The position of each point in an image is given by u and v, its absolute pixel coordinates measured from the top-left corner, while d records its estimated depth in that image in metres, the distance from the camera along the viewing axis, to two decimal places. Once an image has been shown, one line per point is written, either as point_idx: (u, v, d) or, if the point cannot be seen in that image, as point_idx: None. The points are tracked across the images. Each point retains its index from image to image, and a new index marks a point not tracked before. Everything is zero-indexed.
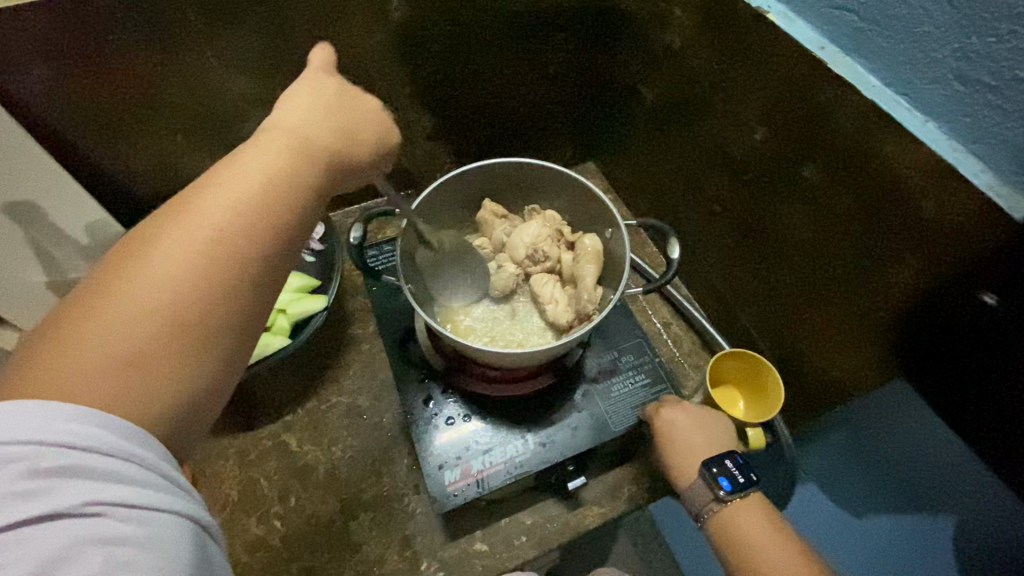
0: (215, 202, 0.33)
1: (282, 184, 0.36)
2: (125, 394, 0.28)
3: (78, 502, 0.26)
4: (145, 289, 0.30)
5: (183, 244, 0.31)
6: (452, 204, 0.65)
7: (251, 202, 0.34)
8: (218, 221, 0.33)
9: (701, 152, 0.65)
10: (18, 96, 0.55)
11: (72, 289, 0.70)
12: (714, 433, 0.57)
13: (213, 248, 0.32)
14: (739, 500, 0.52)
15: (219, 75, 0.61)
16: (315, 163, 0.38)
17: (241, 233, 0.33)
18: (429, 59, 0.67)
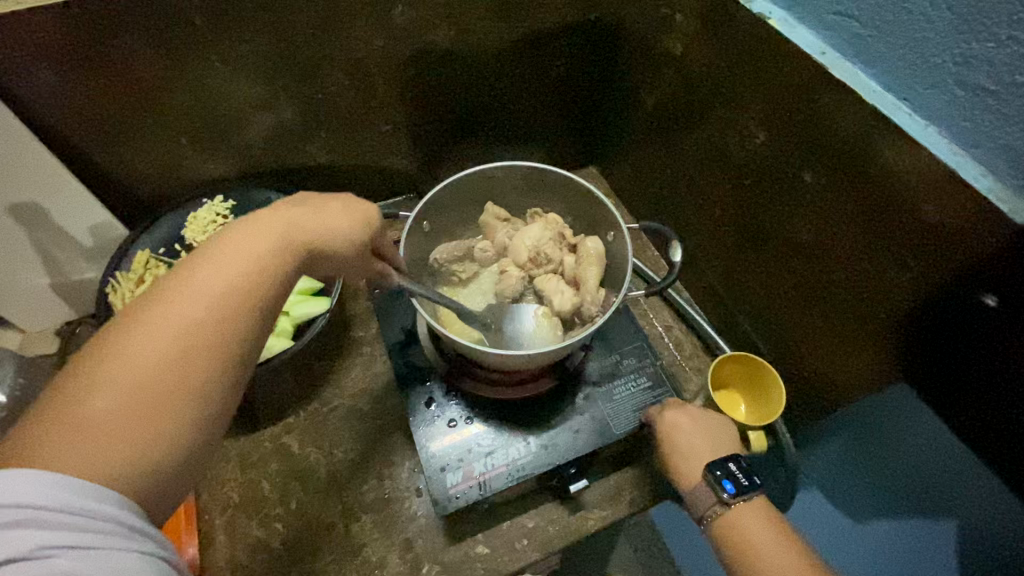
0: (202, 282, 0.35)
1: (268, 266, 0.38)
2: (95, 458, 0.29)
3: (34, 549, 0.26)
4: (137, 360, 0.32)
5: (172, 317, 0.34)
6: (455, 207, 0.65)
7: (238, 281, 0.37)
8: (199, 298, 0.35)
9: (702, 156, 0.66)
10: (24, 98, 0.55)
11: (75, 291, 0.71)
12: (717, 436, 0.57)
13: (193, 327, 0.34)
14: (743, 503, 0.52)
15: (223, 78, 0.61)
16: (301, 239, 0.40)
17: (218, 314, 0.35)
18: (432, 63, 0.68)
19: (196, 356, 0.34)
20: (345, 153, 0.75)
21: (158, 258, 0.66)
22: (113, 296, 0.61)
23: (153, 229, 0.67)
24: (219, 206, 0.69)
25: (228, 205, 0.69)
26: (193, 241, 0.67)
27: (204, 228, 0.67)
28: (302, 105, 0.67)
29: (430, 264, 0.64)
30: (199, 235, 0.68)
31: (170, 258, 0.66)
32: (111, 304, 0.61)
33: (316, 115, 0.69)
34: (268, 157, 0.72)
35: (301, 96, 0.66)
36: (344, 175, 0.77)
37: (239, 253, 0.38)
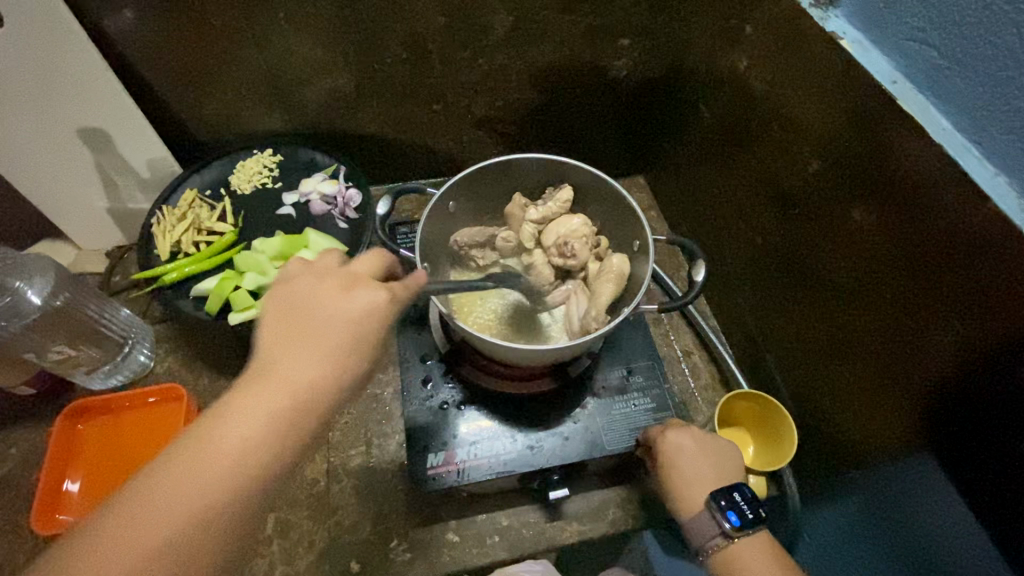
0: (158, 498, 0.32)
1: (255, 459, 0.34)
2: None
3: None
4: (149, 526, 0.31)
5: (191, 474, 0.33)
6: (486, 196, 0.64)
7: (258, 432, 0.35)
8: (174, 496, 0.32)
9: (750, 180, 0.62)
10: (108, 32, 0.60)
11: (127, 218, 0.75)
12: (721, 461, 0.52)
13: (203, 489, 0.33)
14: (747, 540, 0.47)
15: (287, 37, 0.64)
16: (341, 345, 0.38)
17: (191, 528, 0.32)
18: (488, 47, 0.67)
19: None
20: (392, 125, 0.76)
21: (203, 198, 0.70)
22: (156, 227, 0.66)
23: (204, 171, 0.72)
24: (266, 159, 0.73)
25: (275, 158, 0.73)
26: (238, 189, 0.71)
27: (249, 178, 0.71)
28: (359, 72, 0.69)
29: (451, 246, 0.62)
30: (244, 184, 0.71)
31: (213, 200, 0.70)
32: (153, 232, 0.66)
33: (371, 84, 0.70)
34: (320, 119, 0.74)
35: (359, 64, 0.68)
36: (388, 145, 0.79)
37: (270, 390, 0.36)
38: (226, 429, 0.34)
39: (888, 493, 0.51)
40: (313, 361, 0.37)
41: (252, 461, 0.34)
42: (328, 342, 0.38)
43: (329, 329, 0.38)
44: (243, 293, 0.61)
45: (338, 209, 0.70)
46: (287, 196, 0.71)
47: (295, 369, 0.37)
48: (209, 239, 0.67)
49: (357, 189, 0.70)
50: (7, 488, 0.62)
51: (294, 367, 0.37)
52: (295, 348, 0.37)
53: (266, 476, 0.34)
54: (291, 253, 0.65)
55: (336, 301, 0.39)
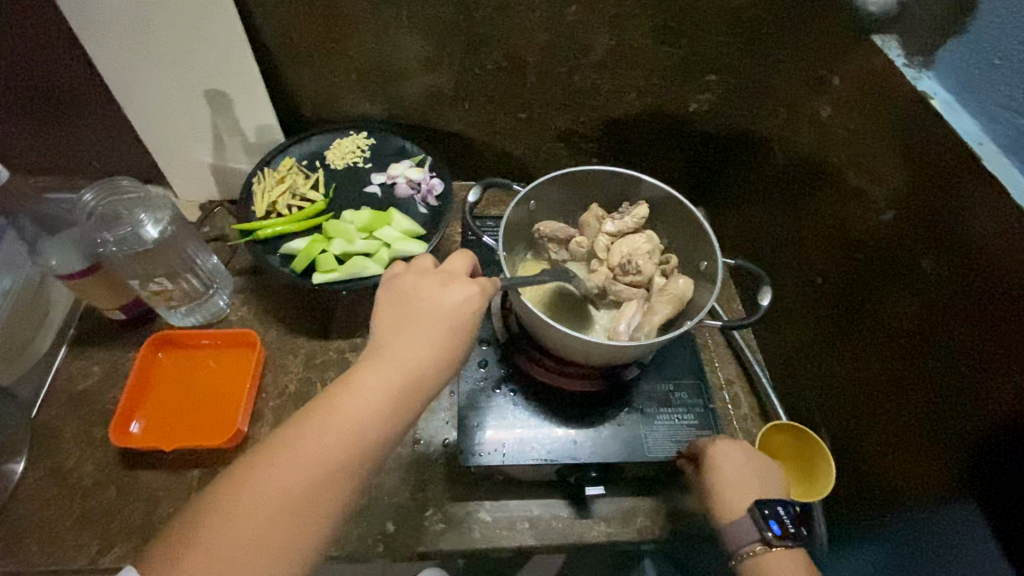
0: (298, 448, 0.42)
1: (371, 418, 0.44)
2: (257, 551, 0.39)
3: None
4: (295, 469, 0.41)
5: (327, 431, 0.43)
6: (562, 202, 0.68)
7: (373, 402, 0.44)
8: (309, 450, 0.42)
9: (817, 221, 0.65)
10: (252, 9, 0.67)
11: (226, 177, 0.82)
12: (766, 476, 0.55)
13: (332, 443, 0.43)
14: (784, 549, 0.50)
15: (404, 34, 0.70)
16: (441, 334, 0.48)
17: (336, 458, 0.42)
18: (583, 66, 0.72)
19: (279, 519, 0.40)
20: (478, 126, 0.82)
21: (300, 167, 0.76)
22: (256, 185, 0.72)
23: (304, 143, 0.78)
24: (361, 141, 0.79)
25: (369, 141, 0.79)
26: (331, 164, 0.77)
27: (343, 155, 0.77)
28: (459, 73, 0.74)
29: (532, 234, 0.66)
30: (337, 160, 0.77)
31: (308, 170, 0.76)
32: (252, 190, 0.72)
33: (467, 86, 0.76)
34: (414, 112, 0.80)
35: (461, 66, 0.73)
36: (469, 145, 0.85)
37: (380, 369, 0.46)
38: (357, 389, 0.45)
39: (925, 550, 0.51)
40: (424, 340, 0.47)
41: (373, 415, 0.44)
42: (434, 323, 0.48)
43: (433, 319, 0.48)
44: (330, 258, 0.66)
45: (420, 195, 0.76)
46: (376, 177, 0.77)
47: (406, 352, 0.47)
48: (301, 205, 0.73)
49: (440, 180, 0.76)
50: (87, 402, 0.67)
51: (402, 352, 0.47)
52: (408, 330, 0.48)
53: (379, 433, 0.44)
54: (374, 227, 0.70)
55: (437, 296, 0.49)
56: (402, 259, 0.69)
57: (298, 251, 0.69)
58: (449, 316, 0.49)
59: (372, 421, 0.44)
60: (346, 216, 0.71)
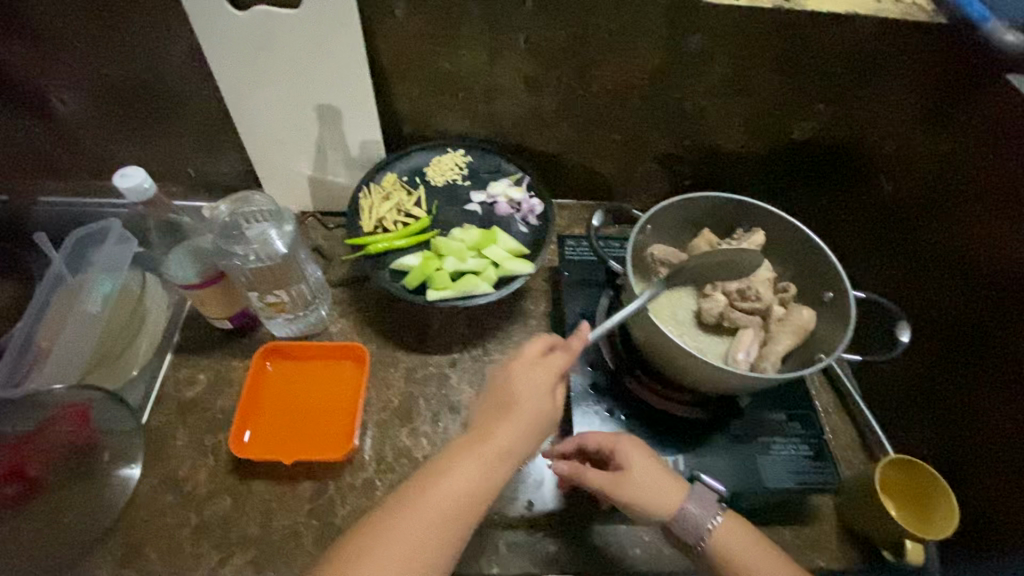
0: (395, 540, 0.46)
1: (462, 511, 0.48)
2: None
3: None
4: (393, 563, 0.45)
5: (419, 526, 0.46)
6: (673, 227, 0.68)
7: (463, 498, 0.48)
8: (405, 541, 0.46)
9: (938, 258, 0.65)
10: (374, 28, 0.67)
11: (321, 189, 0.82)
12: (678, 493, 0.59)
13: (426, 537, 0.46)
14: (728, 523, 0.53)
15: (518, 55, 0.70)
16: (527, 429, 0.51)
17: (431, 550, 0.46)
18: (692, 91, 0.72)
19: None
20: (573, 148, 0.82)
21: (401, 183, 0.77)
22: (364, 201, 0.73)
23: (405, 159, 0.79)
24: (459, 158, 0.80)
25: (467, 159, 0.80)
26: (431, 180, 0.78)
27: (444, 172, 0.78)
28: (565, 95, 0.75)
29: (643, 257, 0.66)
30: (437, 176, 0.78)
31: (410, 186, 0.77)
32: (359, 204, 0.73)
33: (571, 108, 0.76)
34: (512, 131, 0.80)
35: (569, 88, 0.74)
36: (561, 165, 0.85)
37: (469, 465, 0.49)
38: (448, 483, 0.48)
39: None
40: (510, 434, 0.50)
41: (464, 508, 0.48)
42: (521, 418, 0.51)
43: (520, 415, 0.51)
44: (444, 275, 0.68)
45: (520, 213, 0.76)
46: (476, 195, 0.78)
47: (494, 447, 0.49)
48: (406, 220, 0.74)
49: (540, 199, 0.76)
50: (194, 410, 0.68)
51: (490, 448, 0.49)
52: (497, 425, 0.50)
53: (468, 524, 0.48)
54: (483, 245, 0.70)
55: (522, 390, 0.52)
56: (512, 277, 0.69)
57: (409, 268, 0.70)
58: (533, 413, 0.51)
59: (461, 515, 0.48)
60: (454, 232, 0.72)
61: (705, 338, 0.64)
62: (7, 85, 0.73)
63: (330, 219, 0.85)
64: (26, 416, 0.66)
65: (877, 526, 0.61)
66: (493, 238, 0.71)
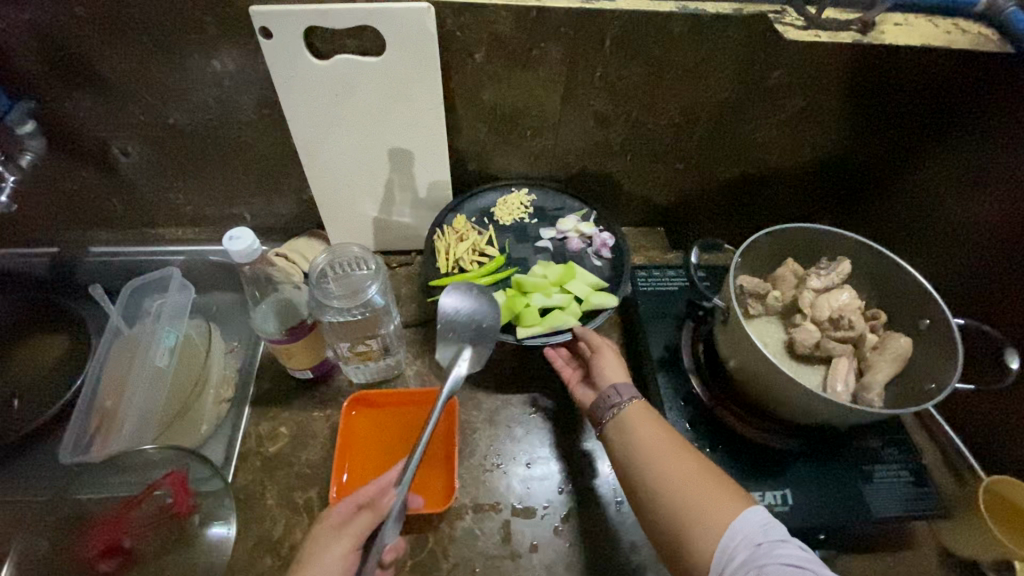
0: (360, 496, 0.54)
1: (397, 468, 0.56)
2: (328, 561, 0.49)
3: (789, 557, 0.44)
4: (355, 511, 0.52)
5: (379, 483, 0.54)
6: (757, 258, 0.68)
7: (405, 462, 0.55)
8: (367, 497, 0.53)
9: (1016, 279, 0.64)
10: (452, 71, 0.67)
11: (386, 228, 0.82)
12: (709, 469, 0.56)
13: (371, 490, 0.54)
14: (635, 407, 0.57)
15: (591, 92, 0.70)
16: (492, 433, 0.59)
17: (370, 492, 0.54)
18: (758, 121, 0.72)
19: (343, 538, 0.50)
20: (635, 178, 0.82)
21: (471, 224, 0.77)
22: (440, 242, 0.73)
23: (473, 200, 0.79)
24: (522, 198, 0.80)
25: (530, 198, 0.80)
26: (500, 220, 0.78)
27: (511, 212, 0.78)
28: (631, 129, 0.75)
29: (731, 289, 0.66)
30: (505, 217, 0.78)
31: (480, 227, 0.77)
32: (434, 246, 0.73)
33: (636, 141, 0.76)
34: (576, 165, 0.80)
35: (636, 122, 0.74)
36: (621, 196, 0.85)
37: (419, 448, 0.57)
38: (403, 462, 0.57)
39: None
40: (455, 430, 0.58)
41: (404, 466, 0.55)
42: None
43: None
44: (532, 312, 0.67)
45: (592, 248, 0.76)
46: (545, 231, 0.78)
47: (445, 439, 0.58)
48: (482, 260, 0.73)
49: (610, 233, 0.77)
50: (281, 464, 0.66)
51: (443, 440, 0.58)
52: None
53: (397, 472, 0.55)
54: (564, 281, 0.71)
55: None
56: (596, 312, 0.69)
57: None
58: None
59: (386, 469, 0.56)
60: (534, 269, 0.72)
61: (801, 367, 0.64)
62: (69, 141, 0.71)
63: (393, 258, 0.85)
64: (110, 480, 0.64)
65: (984, 548, 0.61)
66: (573, 274, 0.71)
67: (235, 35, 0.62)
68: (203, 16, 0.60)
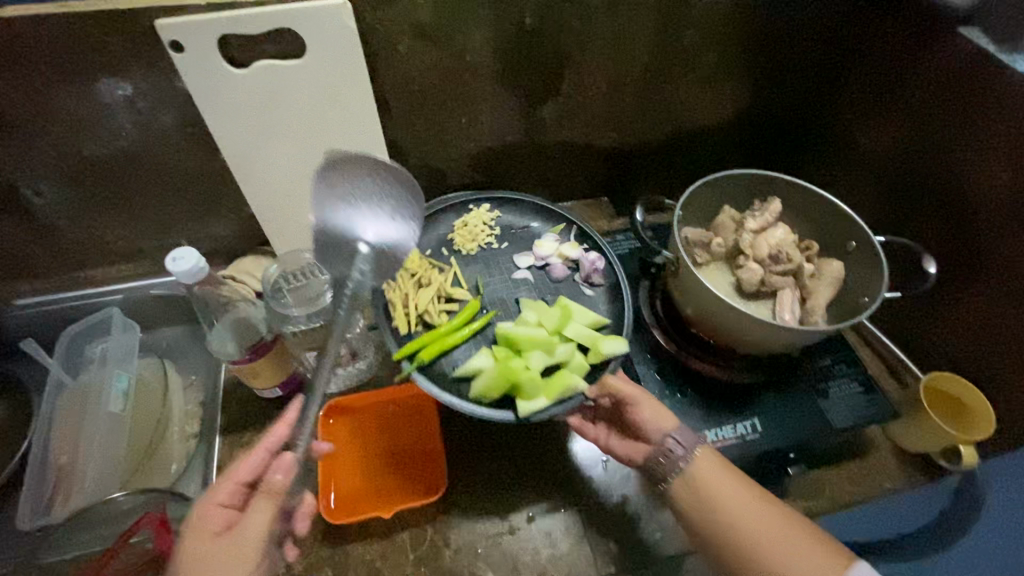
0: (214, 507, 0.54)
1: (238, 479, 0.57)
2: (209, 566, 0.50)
3: None
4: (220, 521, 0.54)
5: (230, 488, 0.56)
6: (697, 210, 0.72)
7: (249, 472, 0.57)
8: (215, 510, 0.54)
9: (925, 195, 0.71)
10: (378, 66, 0.67)
11: None
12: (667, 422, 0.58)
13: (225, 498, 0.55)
14: (704, 458, 0.55)
15: (521, 72, 0.71)
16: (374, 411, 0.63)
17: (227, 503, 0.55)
18: (680, 82, 0.76)
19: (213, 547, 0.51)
20: (574, 152, 0.84)
21: (429, 260, 0.71)
22: (394, 294, 0.66)
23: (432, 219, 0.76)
24: (483, 216, 0.76)
25: (493, 216, 0.77)
26: (462, 248, 0.73)
27: (474, 237, 0.74)
28: (565, 105, 0.77)
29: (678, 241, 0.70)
30: (468, 244, 0.73)
31: (440, 262, 0.72)
32: (389, 300, 0.67)
33: (570, 116, 0.78)
34: (516, 146, 0.81)
35: (569, 97, 0.76)
36: (563, 173, 0.87)
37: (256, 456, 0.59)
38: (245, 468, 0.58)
39: None
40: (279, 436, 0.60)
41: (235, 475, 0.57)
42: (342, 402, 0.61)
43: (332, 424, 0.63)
44: (532, 376, 0.59)
45: (581, 274, 0.71)
46: (522, 260, 0.73)
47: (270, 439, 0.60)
48: (451, 310, 0.67)
49: (598, 255, 0.72)
50: None
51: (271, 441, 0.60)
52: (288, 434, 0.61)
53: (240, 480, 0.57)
54: (560, 325, 0.64)
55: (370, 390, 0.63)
56: (609, 360, 0.64)
57: (477, 370, 0.62)
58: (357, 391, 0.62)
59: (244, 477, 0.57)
60: (524, 318, 0.65)
61: (751, 304, 0.68)
62: None
63: None
64: (82, 535, 0.61)
65: (927, 438, 0.68)
66: (571, 316, 0.65)
67: (144, 54, 0.59)
68: (105, 37, 0.57)
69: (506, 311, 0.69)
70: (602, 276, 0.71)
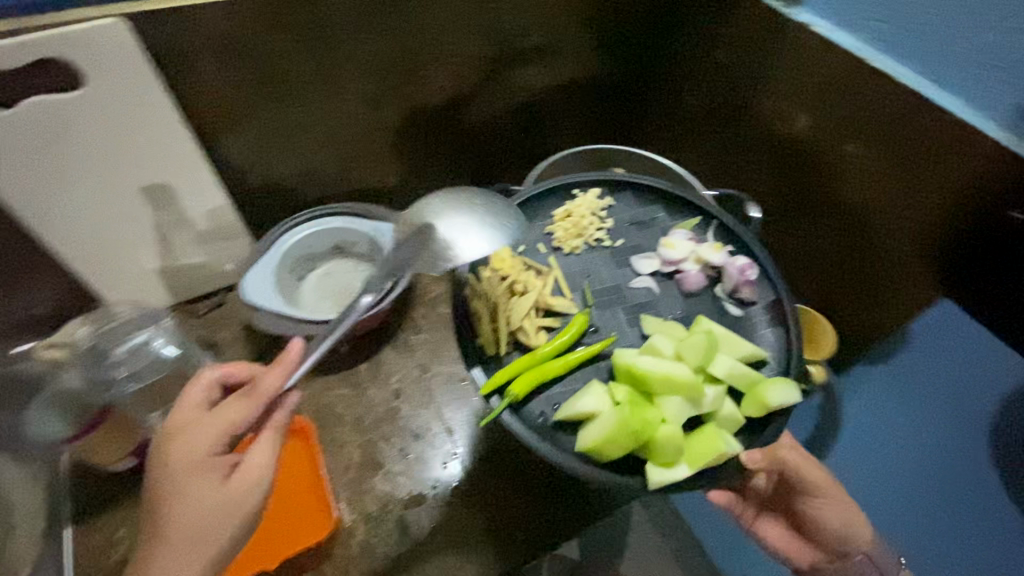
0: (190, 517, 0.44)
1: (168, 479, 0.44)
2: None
3: None
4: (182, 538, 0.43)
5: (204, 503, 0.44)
6: (548, 190, 0.75)
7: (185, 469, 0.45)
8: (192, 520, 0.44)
9: (751, 145, 0.76)
10: (180, 90, 0.60)
11: (177, 275, 0.74)
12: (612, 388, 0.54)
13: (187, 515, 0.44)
14: None
15: (348, 76, 0.67)
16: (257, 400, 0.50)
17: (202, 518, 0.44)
18: (514, 66, 0.77)
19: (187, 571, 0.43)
20: (425, 151, 0.82)
21: (517, 258, 0.61)
22: (475, 306, 0.57)
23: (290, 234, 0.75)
24: (593, 207, 0.63)
25: (606, 207, 0.64)
26: (562, 247, 0.62)
27: (582, 234, 0.62)
28: (403, 104, 0.74)
29: None
30: (574, 241, 0.62)
31: (539, 265, 0.61)
32: (474, 310, 0.57)
33: (412, 116, 0.76)
34: (362, 153, 0.78)
35: (405, 96, 0.73)
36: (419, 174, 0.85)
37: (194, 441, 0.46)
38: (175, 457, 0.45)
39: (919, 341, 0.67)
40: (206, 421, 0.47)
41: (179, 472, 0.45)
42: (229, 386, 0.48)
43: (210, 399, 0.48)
44: (672, 439, 0.48)
45: (726, 283, 0.59)
46: (646, 261, 0.61)
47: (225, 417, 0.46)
48: (546, 324, 0.58)
49: (749, 258, 0.60)
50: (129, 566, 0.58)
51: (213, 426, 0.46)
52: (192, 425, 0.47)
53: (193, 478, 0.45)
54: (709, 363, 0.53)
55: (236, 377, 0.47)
56: (775, 410, 0.52)
57: (589, 415, 0.51)
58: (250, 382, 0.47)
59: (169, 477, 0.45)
60: (660, 350, 0.53)
61: None
62: None
63: (199, 303, 0.78)
64: None
65: None
66: (718, 348, 0.53)
67: None
68: None
69: (620, 330, 0.58)
70: (756, 291, 0.59)
